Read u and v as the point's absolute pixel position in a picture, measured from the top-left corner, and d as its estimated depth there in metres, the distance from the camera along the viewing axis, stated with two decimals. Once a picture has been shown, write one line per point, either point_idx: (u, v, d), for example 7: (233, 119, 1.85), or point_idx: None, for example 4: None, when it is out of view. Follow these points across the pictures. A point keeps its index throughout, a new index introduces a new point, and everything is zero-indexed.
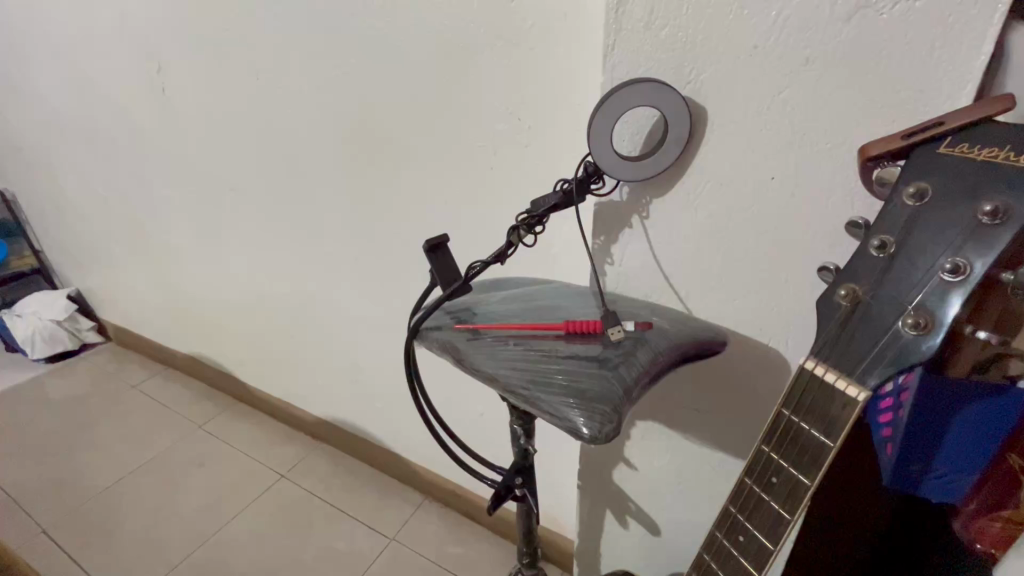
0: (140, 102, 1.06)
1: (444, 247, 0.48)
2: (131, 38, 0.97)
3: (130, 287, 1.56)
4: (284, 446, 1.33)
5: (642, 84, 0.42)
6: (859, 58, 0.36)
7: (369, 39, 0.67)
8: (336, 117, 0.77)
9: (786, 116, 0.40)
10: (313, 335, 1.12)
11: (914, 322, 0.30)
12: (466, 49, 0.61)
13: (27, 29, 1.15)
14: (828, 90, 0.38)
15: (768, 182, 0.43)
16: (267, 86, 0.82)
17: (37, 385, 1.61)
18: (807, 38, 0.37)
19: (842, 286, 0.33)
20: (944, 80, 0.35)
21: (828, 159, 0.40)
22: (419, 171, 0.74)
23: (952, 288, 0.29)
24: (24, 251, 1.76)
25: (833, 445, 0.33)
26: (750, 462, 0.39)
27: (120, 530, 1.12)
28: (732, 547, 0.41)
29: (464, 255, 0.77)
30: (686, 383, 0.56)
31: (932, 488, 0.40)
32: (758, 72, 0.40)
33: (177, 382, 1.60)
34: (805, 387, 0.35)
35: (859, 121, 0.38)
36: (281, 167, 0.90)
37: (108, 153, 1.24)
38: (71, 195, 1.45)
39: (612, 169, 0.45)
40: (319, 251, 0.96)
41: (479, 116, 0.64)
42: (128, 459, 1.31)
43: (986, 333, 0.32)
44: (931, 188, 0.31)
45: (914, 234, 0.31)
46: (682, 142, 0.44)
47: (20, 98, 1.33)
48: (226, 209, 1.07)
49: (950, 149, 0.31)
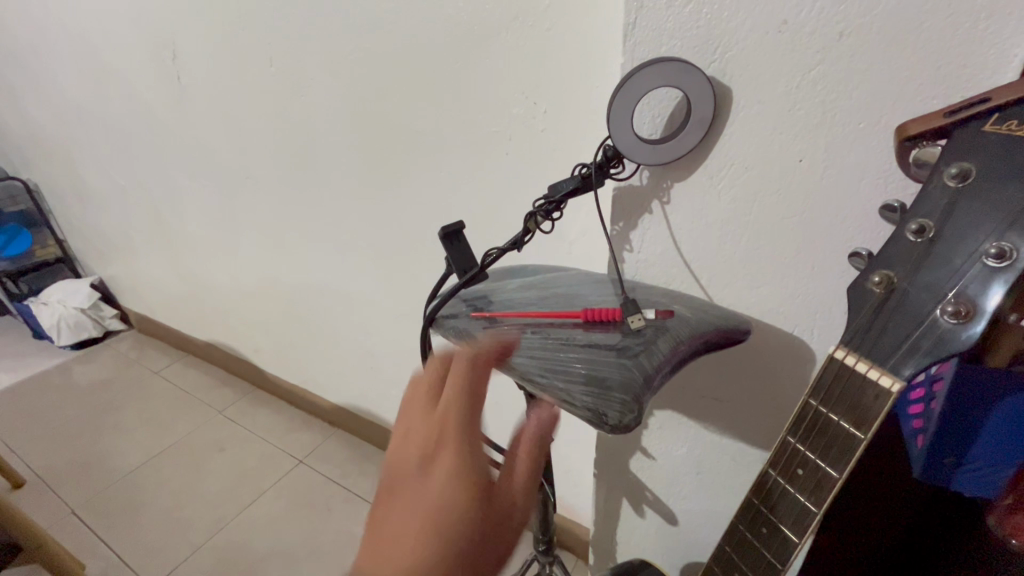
0: (155, 90, 1.07)
1: (459, 236, 0.49)
2: (146, 26, 0.97)
3: (149, 275, 1.58)
4: (302, 432, 1.35)
5: (663, 64, 0.41)
6: (896, 32, 0.34)
7: (382, 23, 0.66)
8: (351, 103, 0.76)
9: (816, 95, 0.39)
10: (329, 323, 1.13)
11: (955, 310, 0.29)
12: (481, 31, 0.59)
13: (43, 18, 1.15)
14: (863, 66, 0.36)
15: (795, 166, 0.41)
16: (282, 73, 0.81)
17: (65, 371, 1.66)
18: (842, 12, 0.36)
19: (876, 273, 0.32)
20: (989, 54, 0.33)
21: (860, 140, 0.38)
22: (433, 158, 0.73)
23: (995, 274, 0.28)
24: (47, 240, 1.80)
25: (863, 437, 0.32)
26: (774, 453, 0.38)
27: (145, 512, 1.15)
28: (754, 539, 0.41)
29: (480, 242, 0.76)
30: (705, 372, 0.55)
31: (969, 482, 0.38)
32: (789, 50, 0.38)
33: (198, 368, 1.63)
34: (834, 377, 0.34)
35: (895, 99, 0.36)
36: (297, 154, 0.90)
37: (126, 143, 1.25)
38: (91, 185, 1.48)
39: (632, 153, 0.44)
40: (334, 239, 0.96)
41: (494, 100, 0.63)
42: (151, 443, 1.35)
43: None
44: (974, 169, 0.29)
45: (956, 218, 0.29)
46: (706, 124, 0.42)
47: (39, 89, 1.34)
48: (241, 197, 1.08)
49: (996, 126, 0.29)
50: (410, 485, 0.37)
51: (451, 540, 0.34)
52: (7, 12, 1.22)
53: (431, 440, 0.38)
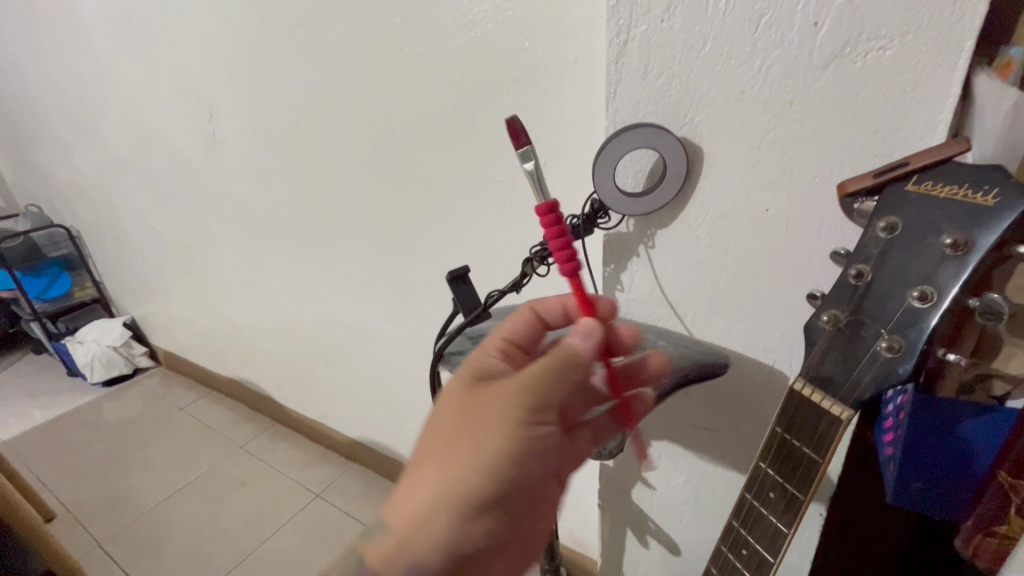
0: (193, 146, 1.17)
1: (465, 278, 0.57)
2: (188, 90, 1.08)
3: (179, 314, 1.67)
4: (321, 466, 1.40)
5: (640, 129, 0.47)
6: (840, 100, 0.40)
7: (398, 88, 0.74)
8: (370, 158, 0.84)
9: (776, 153, 0.43)
10: (347, 359, 1.19)
11: (890, 345, 0.33)
12: (486, 96, 0.67)
13: (97, 84, 1.29)
14: (812, 130, 0.41)
15: (762, 215, 0.46)
16: (308, 131, 0.90)
17: (96, 408, 1.75)
18: (790, 85, 0.41)
19: (825, 312, 0.36)
20: (917, 121, 0.38)
21: (818, 192, 0.43)
22: (444, 206, 0.80)
23: (923, 314, 0.32)
24: (85, 282, 1.92)
25: (822, 460, 0.36)
26: (749, 478, 0.41)
27: (169, 545, 1.21)
28: (737, 560, 0.43)
29: (486, 282, 0.82)
30: (696, 405, 0.59)
31: (932, 506, 0.40)
32: (747, 115, 0.43)
33: (221, 403, 1.70)
34: (795, 407, 0.37)
35: (843, 157, 0.41)
36: (318, 204, 0.98)
37: (163, 191, 1.36)
38: (129, 230, 1.59)
39: (616, 205, 0.50)
40: (352, 281, 1.03)
41: (499, 155, 0.70)
42: (175, 478, 1.40)
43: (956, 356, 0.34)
44: (900, 222, 0.33)
45: (888, 264, 0.33)
46: (681, 179, 0.47)
47: (87, 143, 1.47)
48: (267, 242, 1.16)
49: (916, 186, 0.33)
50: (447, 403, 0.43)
51: (450, 440, 0.40)
52: (65, 79, 1.35)
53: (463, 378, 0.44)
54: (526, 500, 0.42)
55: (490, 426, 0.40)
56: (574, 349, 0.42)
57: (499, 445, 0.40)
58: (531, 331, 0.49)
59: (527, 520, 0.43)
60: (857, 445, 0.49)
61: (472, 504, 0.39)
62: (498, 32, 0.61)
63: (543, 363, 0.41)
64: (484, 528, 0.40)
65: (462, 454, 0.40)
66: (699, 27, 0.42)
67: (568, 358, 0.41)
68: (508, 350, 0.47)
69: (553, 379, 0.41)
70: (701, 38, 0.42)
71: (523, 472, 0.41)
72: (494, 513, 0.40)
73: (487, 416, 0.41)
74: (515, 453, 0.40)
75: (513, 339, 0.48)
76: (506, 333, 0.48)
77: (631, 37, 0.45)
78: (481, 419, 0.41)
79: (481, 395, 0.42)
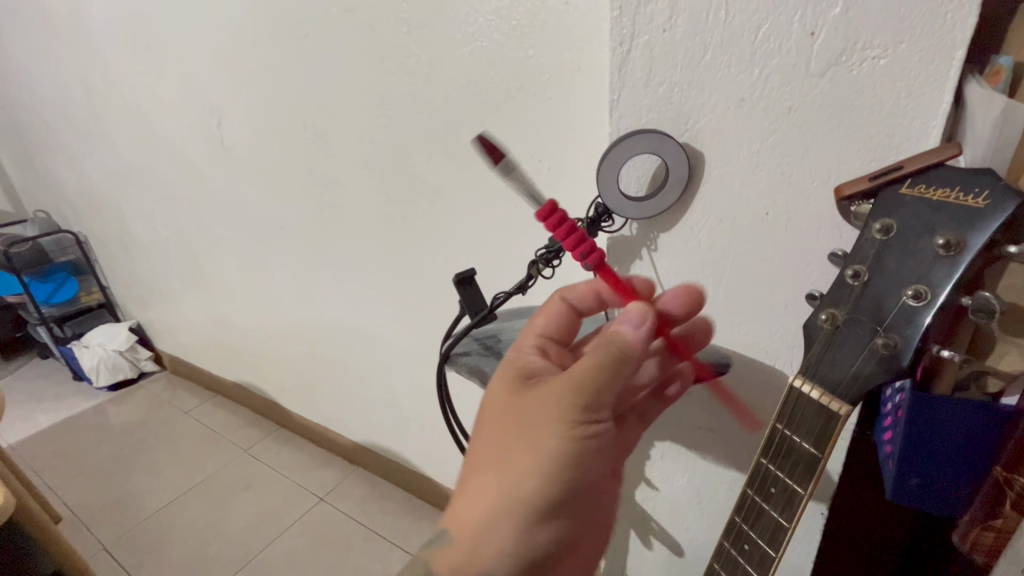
0: (202, 153, 1.19)
1: (472, 281, 0.58)
2: (197, 98, 1.10)
3: (184, 319, 1.68)
4: (324, 470, 1.41)
5: (643, 135, 0.48)
6: (837, 107, 0.41)
7: (405, 94, 0.75)
8: (376, 164, 0.86)
9: (775, 158, 0.45)
10: (351, 362, 1.20)
11: (885, 342, 0.34)
12: (491, 103, 0.68)
13: (107, 92, 1.31)
14: (809, 135, 0.43)
15: (762, 218, 0.47)
16: (315, 138, 0.92)
17: (101, 412, 1.76)
18: (788, 92, 0.42)
19: (824, 311, 0.37)
20: (911, 127, 0.39)
21: (816, 196, 0.44)
22: (449, 211, 0.81)
23: (918, 312, 0.33)
24: (91, 287, 1.94)
25: (822, 455, 0.37)
26: (750, 474, 0.42)
27: (173, 548, 1.22)
28: (739, 555, 0.44)
29: (491, 286, 0.83)
30: (698, 405, 0.60)
31: (930, 501, 0.41)
32: (747, 121, 0.45)
33: (225, 408, 1.70)
34: (795, 403, 0.39)
35: (840, 162, 0.42)
36: (325, 209, 1.00)
37: (170, 197, 1.38)
38: (136, 235, 1.61)
39: (620, 208, 0.51)
40: (358, 285, 1.04)
41: (504, 161, 0.71)
42: (180, 482, 1.41)
43: (950, 352, 0.35)
44: (895, 224, 0.34)
45: (883, 265, 0.35)
46: (683, 183, 0.49)
47: (96, 150, 1.49)
48: (274, 247, 1.17)
49: (910, 189, 0.34)
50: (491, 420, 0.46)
51: (504, 454, 0.44)
52: (76, 86, 1.38)
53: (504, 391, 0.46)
54: (582, 492, 0.46)
55: (540, 432, 0.43)
56: (626, 339, 0.43)
57: (551, 450, 0.43)
58: (564, 323, 0.52)
59: (584, 506, 0.47)
60: (855, 443, 0.50)
61: (531, 507, 0.43)
62: (503, 41, 0.63)
63: (591, 364, 0.42)
64: (542, 524, 0.44)
65: (516, 458, 0.43)
66: (700, 36, 0.43)
67: (618, 352, 0.42)
68: (544, 344, 0.51)
69: (602, 377, 0.42)
70: (702, 47, 0.44)
71: (577, 470, 0.44)
72: (554, 513, 0.44)
73: (536, 422, 0.43)
74: (568, 458, 0.43)
75: (547, 333, 0.51)
76: (539, 327, 0.51)
77: (633, 46, 0.47)
78: (532, 426, 0.44)
79: (529, 400, 0.44)
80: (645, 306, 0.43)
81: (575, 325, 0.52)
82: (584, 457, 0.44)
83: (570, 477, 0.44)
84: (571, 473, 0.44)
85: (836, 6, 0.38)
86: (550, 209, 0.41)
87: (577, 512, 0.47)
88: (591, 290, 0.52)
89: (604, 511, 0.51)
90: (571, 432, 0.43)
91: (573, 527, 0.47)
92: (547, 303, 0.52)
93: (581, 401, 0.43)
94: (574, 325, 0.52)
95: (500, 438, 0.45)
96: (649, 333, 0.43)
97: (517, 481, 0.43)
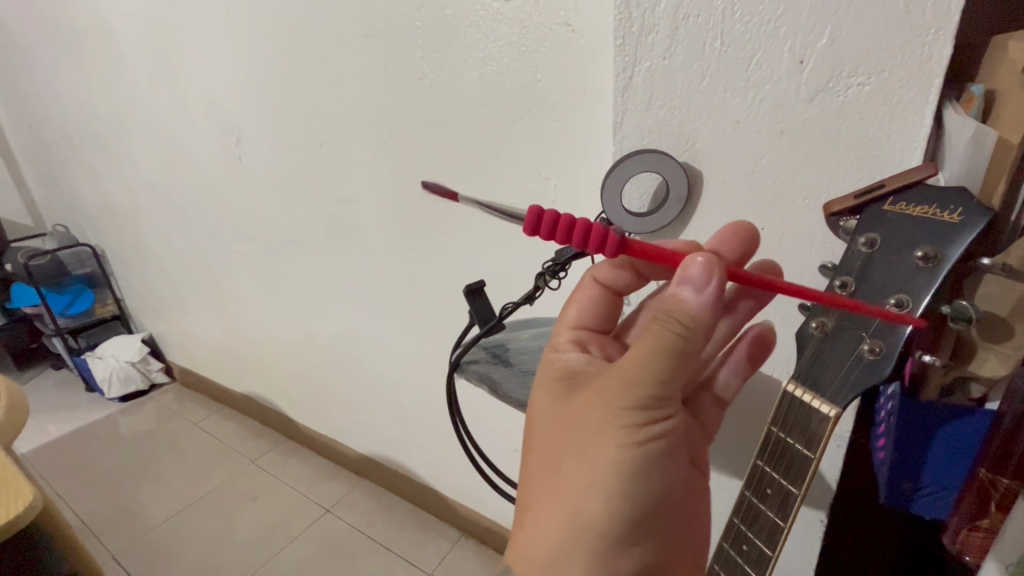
0: (220, 169, 1.23)
1: (481, 292, 0.60)
2: (217, 117, 1.14)
3: (196, 330, 1.72)
4: (330, 482, 1.42)
5: (643, 155, 0.51)
6: (826, 130, 0.44)
7: (419, 114, 0.79)
8: (389, 180, 0.89)
9: (769, 177, 0.47)
10: (360, 374, 1.22)
11: (871, 348, 0.36)
12: (501, 124, 0.72)
13: (131, 110, 1.37)
14: (801, 155, 0.45)
15: (758, 233, 0.50)
16: (330, 155, 0.96)
17: (112, 422, 1.79)
18: (781, 116, 0.45)
19: (814, 319, 0.40)
20: (896, 148, 0.42)
21: (808, 212, 0.47)
22: (459, 226, 0.84)
23: (900, 320, 0.35)
24: (106, 299, 1.99)
25: (814, 456, 0.39)
26: (748, 476, 0.44)
27: (181, 558, 1.23)
28: (737, 557, 0.46)
29: (499, 299, 0.86)
30: None
31: (923, 504, 0.44)
32: (742, 143, 0.48)
33: (233, 419, 1.73)
34: (789, 407, 0.41)
35: (829, 181, 0.45)
36: (338, 224, 1.03)
37: (187, 211, 1.42)
38: (152, 248, 1.65)
39: (622, 223, 0.56)
40: (368, 297, 1.07)
41: (512, 179, 0.75)
42: (189, 492, 1.43)
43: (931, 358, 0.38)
44: (879, 238, 0.38)
45: (869, 276, 0.38)
46: (683, 200, 0.52)
47: (116, 166, 1.55)
48: (287, 260, 1.21)
49: (893, 206, 0.37)
50: (546, 438, 0.47)
51: (564, 472, 0.44)
52: (101, 106, 1.44)
53: (553, 406, 0.47)
54: (661, 504, 0.42)
55: (591, 444, 0.42)
56: (690, 306, 0.38)
57: (611, 457, 0.41)
58: (596, 309, 0.53)
59: (671, 521, 0.43)
60: (850, 449, 0.52)
61: (600, 528, 0.41)
62: (512, 66, 0.67)
63: (635, 356, 0.40)
64: (621, 546, 0.41)
65: (573, 476, 0.43)
66: (698, 64, 0.47)
67: (675, 334, 0.38)
68: (581, 335, 0.52)
69: (656, 367, 0.39)
70: (699, 74, 0.47)
71: (646, 482, 0.41)
72: (631, 530, 0.41)
73: (591, 431, 0.42)
74: (631, 464, 0.41)
75: (582, 322, 0.53)
76: (573, 319, 0.53)
77: (636, 72, 0.50)
78: (586, 436, 0.43)
79: (576, 410, 0.44)
80: (710, 259, 0.38)
81: (610, 306, 0.54)
82: (649, 467, 0.41)
83: (638, 493, 0.41)
84: (638, 487, 0.41)
85: (823, 38, 0.41)
86: (537, 211, 0.36)
87: (662, 530, 0.43)
88: (621, 267, 0.52)
89: (700, 526, 0.46)
90: (625, 441, 0.41)
91: (661, 548, 0.43)
92: (579, 287, 0.54)
93: (629, 404, 0.41)
94: (607, 307, 0.54)
95: (555, 456, 0.45)
96: (718, 292, 0.38)
97: (579, 499, 0.42)
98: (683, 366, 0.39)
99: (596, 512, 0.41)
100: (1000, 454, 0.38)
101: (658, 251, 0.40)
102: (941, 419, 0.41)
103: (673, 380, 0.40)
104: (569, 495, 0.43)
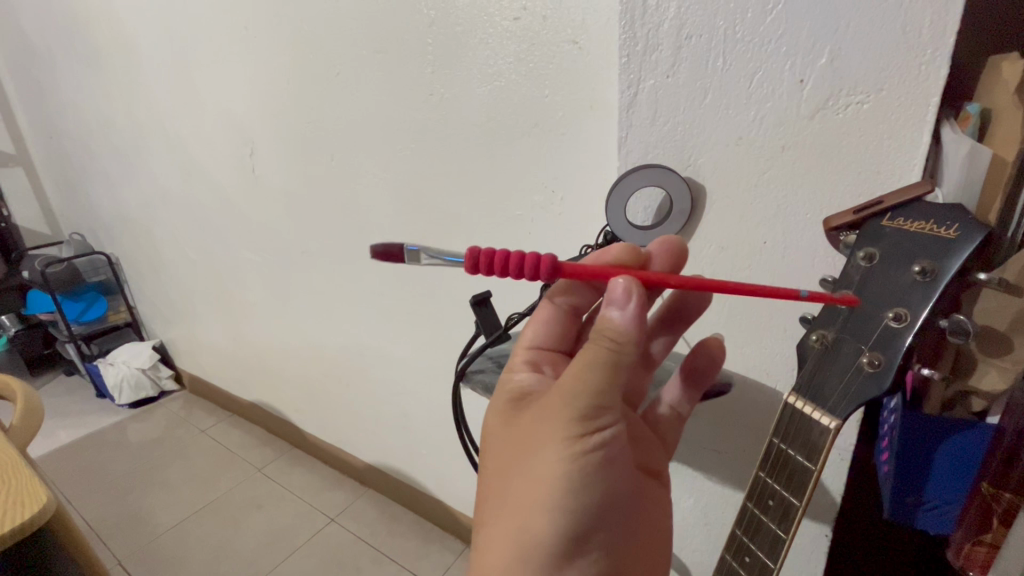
0: (233, 179, 1.26)
1: (487, 303, 0.61)
2: (232, 128, 1.17)
3: (206, 338, 1.74)
4: (335, 491, 1.42)
5: (647, 170, 0.53)
6: (826, 146, 0.44)
7: (428, 127, 0.81)
8: (399, 192, 0.91)
9: (771, 192, 0.48)
10: (367, 383, 1.23)
11: (870, 359, 0.37)
12: (508, 137, 0.73)
13: (148, 122, 1.40)
14: (802, 171, 0.46)
15: (760, 247, 0.51)
16: (341, 166, 0.98)
17: (122, 429, 1.81)
18: (782, 132, 0.46)
19: (814, 331, 0.41)
20: (894, 165, 0.42)
21: (809, 225, 0.48)
22: (466, 237, 0.85)
23: (899, 333, 0.36)
24: (119, 306, 2.02)
25: (815, 468, 0.39)
26: (750, 487, 0.45)
27: (185, 565, 1.23)
28: (738, 566, 0.46)
29: (505, 309, 0.87)
30: (704, 427, 0.62)
31: (926, 519, 0.44)
32: (743, 159, 0.49)
33: (241, 427, 1.74)
34: (791, 419, 0.42)
35: (830, 196, 0.46)
36: (348, 233, 1.05)
37: (200, 220, 1.45)
38: (165, 257, 1.68)
39: (626, 236, 0.58)
40: (376, 306, 1.08)
41: (519, 190, 0.76)
42: (195, 499, 1.44)
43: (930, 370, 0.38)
44: (878, 253, 0.39)
45: (868, 289, 0.39)
46: (685, 214, 0.53)
47: (133, 176, 1.58)
48: (297, 269, 1.23)
49: (891, 222, 0.38)
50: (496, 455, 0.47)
51: (510, 488, 0.44)
52: (120, 119, 1.48)
53: (504, 423, 0.48)
54: (604, 514, 0.43)
55: (536, 458, 0.42)
56: (617, 325, 0.39)
57: (554, 470, 0.41)
58: (551, 328, 0.53)
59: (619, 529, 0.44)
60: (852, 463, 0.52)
61: (546, 542, 0.41)
62: (519, 80, 0.69)
63: (575, 370, 0.41)
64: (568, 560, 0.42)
65: (520, 493, 0.43)
66: (700, 82, 0.48)
67: (607, 349, 0.40)
68: (536, 356, 0.51)
69: (593, 379, 0.40)
70: (702, 91, 0.48)
71: (589, 492, 0.42)
72: (575, 542, 0.42)
73: (537, 446, 0.43)
74: (573, 476, 0.41)
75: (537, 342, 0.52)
76: (529, 339, 0.52)
77: (640, 89, 0.51)
78: (533, 451, 0.43)
79: (525, 426, 0.45)
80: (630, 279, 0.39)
81: (566, 325, 0.53)
82: (591, 479, 0.42)
83: (583, 504, 0.42)
84: (581, 499, 0.42)
85: (823, 57, 0.42)
86: (474, 251, 0.38)
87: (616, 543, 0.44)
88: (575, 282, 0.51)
89: (656, 536, 0.47)
90: (568, 454, 0.41)
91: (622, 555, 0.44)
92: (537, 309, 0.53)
93: (570, 416, 0.41)
94: (563, 325, 0.53)
95: (505, 472, 0.45)
96: (640, 308, 0.39)
97: (524, 514, 0.42)
98: (620, 377, 0.41)
99: (540, 526, 0.41)
100: (1003, 466, 0.39)
101: (586, 268, 0.40)
102: (946, 432, 0.41)
103: (611, 391, 0.41)
104: (516, 511, 0.43)
